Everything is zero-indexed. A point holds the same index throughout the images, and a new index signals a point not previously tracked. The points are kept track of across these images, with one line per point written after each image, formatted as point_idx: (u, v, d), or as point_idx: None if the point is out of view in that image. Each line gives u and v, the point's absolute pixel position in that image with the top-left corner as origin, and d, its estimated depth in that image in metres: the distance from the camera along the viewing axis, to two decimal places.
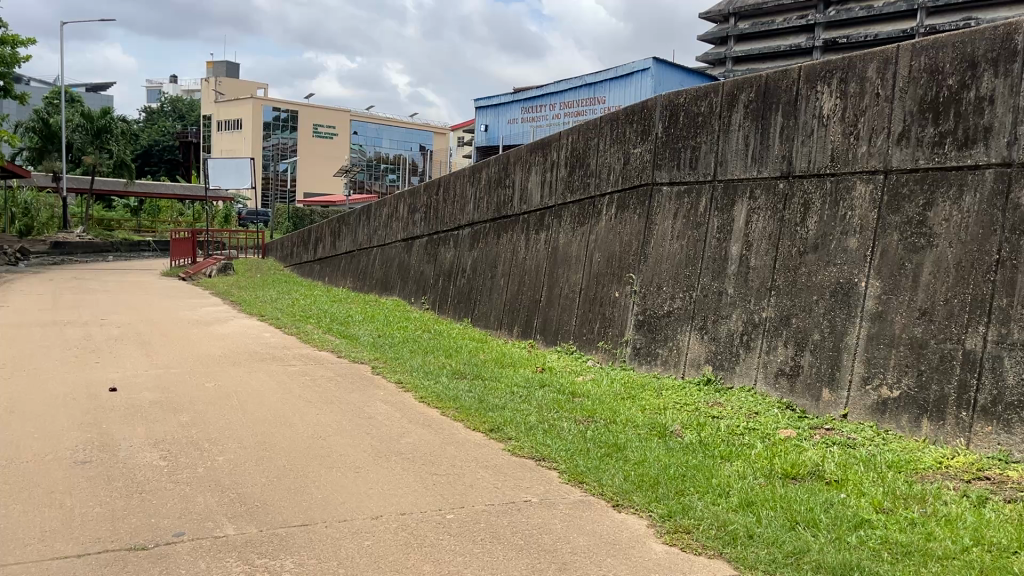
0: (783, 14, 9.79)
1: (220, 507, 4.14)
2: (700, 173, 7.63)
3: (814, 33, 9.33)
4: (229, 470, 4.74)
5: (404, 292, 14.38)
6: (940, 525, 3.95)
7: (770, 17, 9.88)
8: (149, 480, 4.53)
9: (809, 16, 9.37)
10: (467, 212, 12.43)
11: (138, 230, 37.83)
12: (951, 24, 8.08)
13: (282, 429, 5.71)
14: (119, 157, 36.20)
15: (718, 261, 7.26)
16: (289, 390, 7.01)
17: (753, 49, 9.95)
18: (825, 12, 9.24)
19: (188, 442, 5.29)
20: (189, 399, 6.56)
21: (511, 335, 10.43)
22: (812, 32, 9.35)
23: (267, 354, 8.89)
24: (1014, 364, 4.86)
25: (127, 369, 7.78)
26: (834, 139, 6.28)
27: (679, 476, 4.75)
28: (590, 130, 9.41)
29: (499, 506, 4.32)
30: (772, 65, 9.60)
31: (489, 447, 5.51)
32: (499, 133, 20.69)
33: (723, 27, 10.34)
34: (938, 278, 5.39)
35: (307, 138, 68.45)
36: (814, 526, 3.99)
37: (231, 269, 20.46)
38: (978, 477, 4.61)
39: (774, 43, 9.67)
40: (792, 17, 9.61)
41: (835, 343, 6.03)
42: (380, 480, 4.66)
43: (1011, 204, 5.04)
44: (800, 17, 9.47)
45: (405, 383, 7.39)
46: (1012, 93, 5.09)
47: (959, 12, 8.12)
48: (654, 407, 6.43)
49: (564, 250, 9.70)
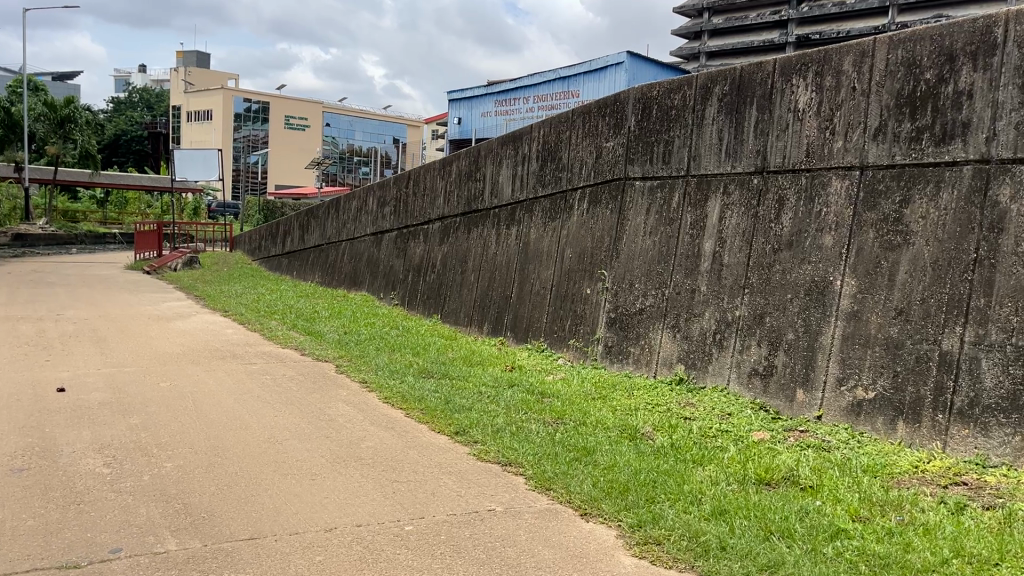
0: (756, 9, 9.70)
1: (163, 520, 3.90)
2: (673, 168, 7.45)
3: (787, 29, 9.27)
4: (177, 478, 4.50)
5: (373, 287, 14.11)
6: (918, 534, 3.80)
7: (743, 13, 9.77)
8: (88, 489, 4.27)
9: (782, 12, 9.28)
10: (437, 205, 12.19)
11: (103, 223, 37.25)
12: (922, 21, 8.01)
13: (237, 432, 5.47)
14: (85, 148, 35.58)
15: (691, 258, 7.09)
16: (247, 391, 6.74)
17: (727, 44, 9.85)
18: (798, 8, 9.14)
19: (135, 447, 5.03)
20: (142, 400, 6.29)
21: (481, 332, 10.22)
22: (785, 28, 9.27)
23: (227, 352, 8.60)
24: (992, 365, 4.75)
25: (79, 367, 7.49)
26: (809, 134, 6.14)
27: (649, 482, 4.57)
28: (561, 123, 9.22)
29: (462, 517, 4.11)
30: (745, 60, 9.50)
31: (454, 451, 5.30)
32: (472, 126, 20.43)
33: (697, 21, 10.29)
34: (915, 277, 5.25)
35: (278, 129, 67.59)
36: (789, 537, 3.82)
37: (195, 262, 20.08)
38: (956, 483, 4.49)
39: (747, 39, 9.58)
40: (765, 13, 9.51)
41: (810, 343, 5.90)
42: (336, 488, 4.44)
43: (989, 201, 4.91)
44: (774, 13, 9.39)
45: (369, 382, 7.17)
46: (991, 87, 4.96)
47: (931, 10, 8.03)
48: (625, 408, 6.25)
49: (535, 245, 9.51)
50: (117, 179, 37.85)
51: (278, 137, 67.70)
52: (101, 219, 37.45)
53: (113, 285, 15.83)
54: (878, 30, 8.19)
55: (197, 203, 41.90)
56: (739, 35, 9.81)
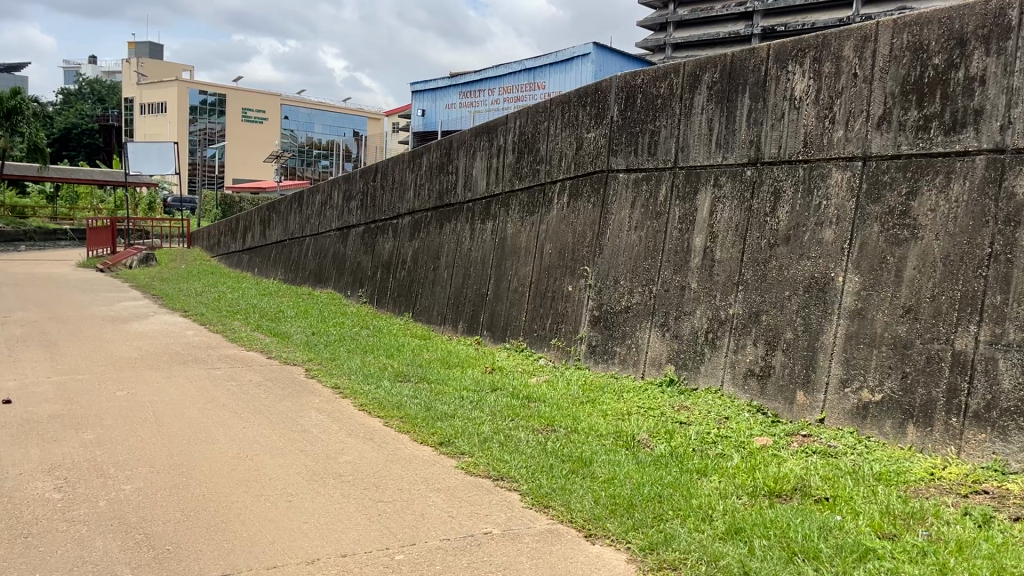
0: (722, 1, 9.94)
1: (123, 555, 3.47)
2: (660, 159, 7.13)
3: (753, 20, 9.47)
4: (136, 504, 4.06)
5: (340, 285, 13.63)
6: (952, 554, 3.50)
7: (710, 5, 9.98)
8: (37, 520, 3.82)
9: (748, 4, 9.48)
10: (406, 199, 11.75)
11: (55, 218, 35.97)
12: (887, 12, 8.35)
13: (202, 447, 5.03)
14: (32, 140, 34.27)
15: (680, 253, 6.79)
16: (211, 399, 6.28)
17: (695, 36, 10.00)
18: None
19: (90, 467, 4.58)
20: (97, 412, 5.80)
21: (455, 331, 9.85)
22: (751, 20, 9.48)
23: (189, 356, 8.12)
24: (1010, 366, 4.50)
25: (27, 376, 6.95)
26: (807, 123, 5.86)
27: (655, 497, 4.24)
28: (540, 112, 8.86)
29: (456, 543, 3.75)
30: (712, 51, 9.69)
31: (440, 464, 4.94)
32: (436, 118, 20.04)
33: (664, 13, 10.51)
34: (924, 273, 5.00)
35: (235, 122, 66.19)
36: (815, 559, 3.52)
37: (152, 259, 19.31)
38: (976, 492, 4.24)
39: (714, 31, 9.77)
40: (731, 5, 9.73)
41: (810, 343, 5.63)
42: (315, 511, 4.05)
43: (1005, 192, 4.65)
44: (739, 4, 9.60)
45: (343, 388, 6.76)
46: (1006, 73, 4.70)
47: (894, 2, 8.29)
48: (618, 412, 5.94)
49: (511, 240, 9.15)
50: (66, 173, 36.41)
51: (235, 131, 66.34)
52: (52, 214, 36.17)
53: (64, 284, 15.07)
54: (843, 22, 8.43)
55: (151, 199, 40.71)
56: (706, 26, 9.99)
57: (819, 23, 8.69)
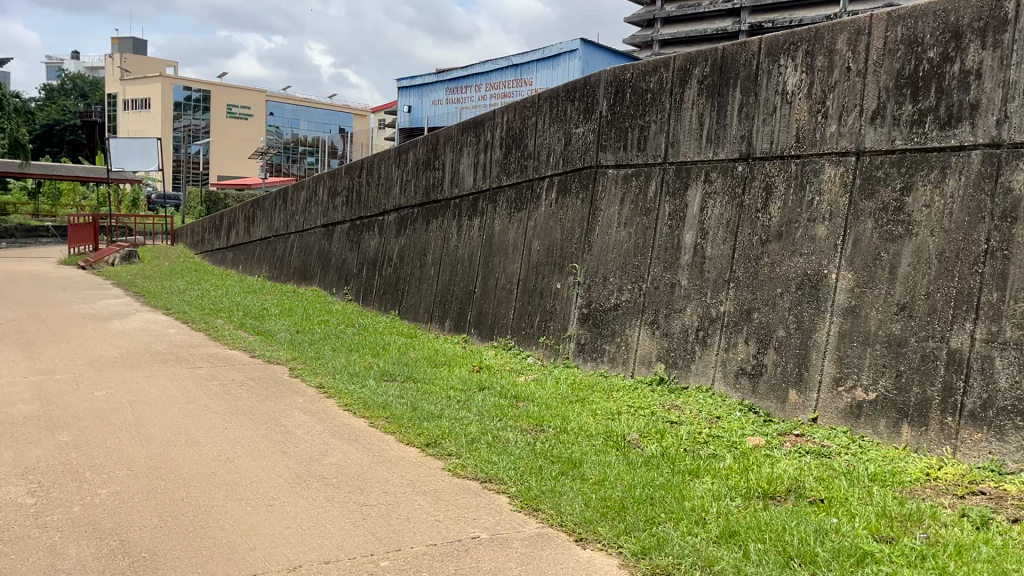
0: None
1: (96, 563, 3.34)
2: (649, 155, 7.03)
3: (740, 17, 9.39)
4: (112, 509, 3.92)
5: (325, 283, 13.46)
6: (952, 557, 3.41)
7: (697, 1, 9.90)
8: (8, 526, 3.68)
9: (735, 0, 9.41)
10: (393, 196, 11.59)
11: (37, 215, 35.59)
12: (874, 8, 8.30)
13: (182, 449, 4.90)
14: (13, 136, 33.86)
15: (669, 250, 6.69)
16: (192, 399, 6.13)
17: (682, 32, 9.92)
18: None
19: (65, 471, 4.44)
20: (75, 413, 5.65)
21: (442, 329, 9.71)
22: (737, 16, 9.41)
23: (171, 355, 7.97)
24: (1007, 364, 4.42)
25: (3, 376, 6.78)
26: (800, 118, 5.77)
27: (648, 499, 4.14)
28: (527, 108, 8.75)
29: (443, 548, 3.63)
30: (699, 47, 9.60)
31: (427, 466, 4.82)
32: (422, 114, 19.86)
33: (650, 9, 10.41)
34: (918, 270, 4.92)
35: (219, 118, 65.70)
36: (812, 563, 3.42)
37: (135, 256, 19.08)
38: (973, 492, 4.16)
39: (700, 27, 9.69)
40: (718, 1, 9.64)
41: (803, 341, 5.55)
42: (297, 516, 3.92)
43: (1002, 187, 4.58)
44: None
45: (327, 388, 6.62)
46: (1002, 66, 4.63)
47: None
48: (607, 412, 5.84)
49: (499, 238, 9.03)
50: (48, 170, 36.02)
51: (220, 127, 65.86)
52: (34, 211, 35.77)
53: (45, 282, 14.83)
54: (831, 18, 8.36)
55: (135, 196, 40.30)
56: (694, 22, 9.92)
57: (807, 19, 8.63)
